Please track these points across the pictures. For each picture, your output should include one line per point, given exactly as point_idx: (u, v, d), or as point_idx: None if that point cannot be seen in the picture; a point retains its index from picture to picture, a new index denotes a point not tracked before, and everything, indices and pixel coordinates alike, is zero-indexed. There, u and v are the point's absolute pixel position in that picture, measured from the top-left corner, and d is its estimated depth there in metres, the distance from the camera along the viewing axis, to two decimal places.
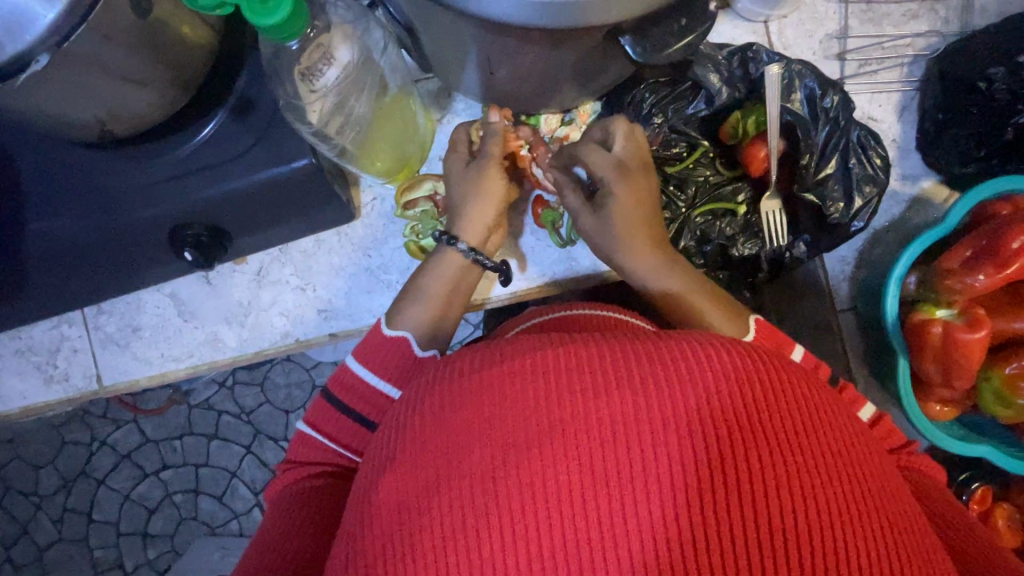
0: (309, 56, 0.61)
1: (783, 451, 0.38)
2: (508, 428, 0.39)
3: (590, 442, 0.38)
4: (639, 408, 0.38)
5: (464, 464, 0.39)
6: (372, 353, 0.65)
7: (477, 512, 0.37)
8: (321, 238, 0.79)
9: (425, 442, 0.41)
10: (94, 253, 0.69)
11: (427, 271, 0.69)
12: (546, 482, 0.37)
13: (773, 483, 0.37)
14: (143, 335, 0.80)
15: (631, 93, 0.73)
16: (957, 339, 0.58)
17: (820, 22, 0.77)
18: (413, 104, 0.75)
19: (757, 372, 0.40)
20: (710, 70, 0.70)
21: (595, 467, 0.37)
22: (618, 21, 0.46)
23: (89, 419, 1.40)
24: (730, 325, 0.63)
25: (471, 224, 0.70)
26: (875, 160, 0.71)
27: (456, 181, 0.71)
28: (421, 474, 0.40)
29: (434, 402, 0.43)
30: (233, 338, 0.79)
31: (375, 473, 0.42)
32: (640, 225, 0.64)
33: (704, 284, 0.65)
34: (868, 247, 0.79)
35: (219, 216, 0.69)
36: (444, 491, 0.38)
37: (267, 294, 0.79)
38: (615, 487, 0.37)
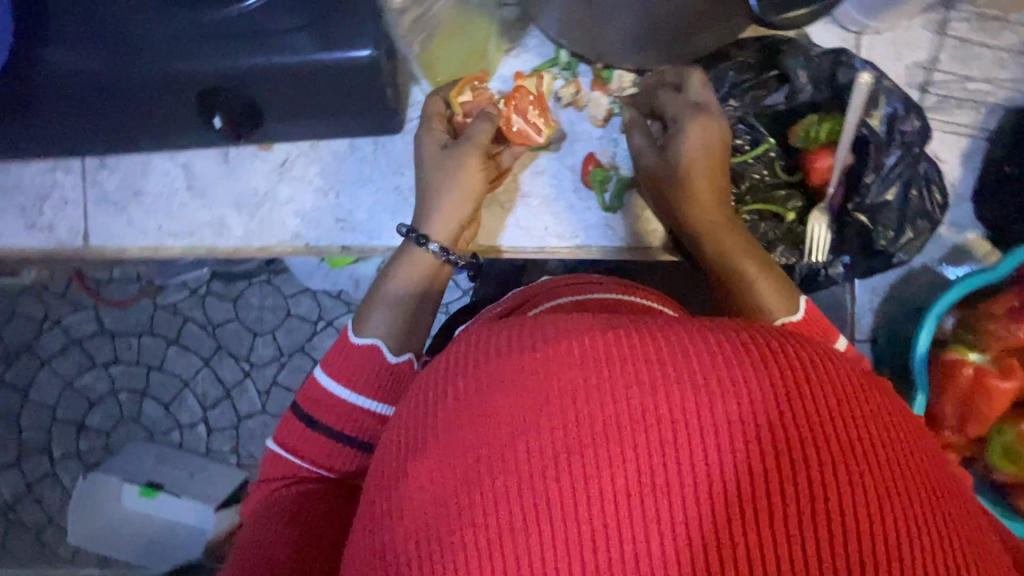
0: None
1: (872, 487, 0.31)
2: (559, 388, 0.33)
3: (646, 424, 0.32)
4: (707, 402, 0.32)
5: (497, 422, 0.33)
6: (339, 356, 0.60)
7: (511, 471, 0.32)
8: (356, 143, 0.74)
9: (472, 388, 0.35)
10: (111, 99, 0.63)
11: (396, 275, 0.64)
12: (595, 457, 0.32)
13: (845, 502, 0.30)
14: (144, 202, 0.74)
15: (714, 69, 0.70)
16: (986, 383, 0.60)
17: (911, 48, 0.75)
18: (487, 29, 0.71)
19: (854, 389, 0.33)
20: (800, 64, 0.68)
21: (643, 447, 0.32)
22: None
23: (48, 296, 1.33)
24: (778, 304, 0.58)
25: (434, 211, 0.65)
26: (935, 196, 0.71)
27: (428, 161, 0.66)
28: (459, 433, 0.34)
29: (465, 365, 0.36)
30: (239, 225, 0.74)
31: (408, 450, 0.35)
32: (703, 169, 0.62)
33: (764, 266, 0.60)
34: (900, 284, 0.78)
35: (258, 90, 0.64)
36: (484, 446, 0.33)
37: (285, 189, 0.74)
38: (656, 469, 0.32)
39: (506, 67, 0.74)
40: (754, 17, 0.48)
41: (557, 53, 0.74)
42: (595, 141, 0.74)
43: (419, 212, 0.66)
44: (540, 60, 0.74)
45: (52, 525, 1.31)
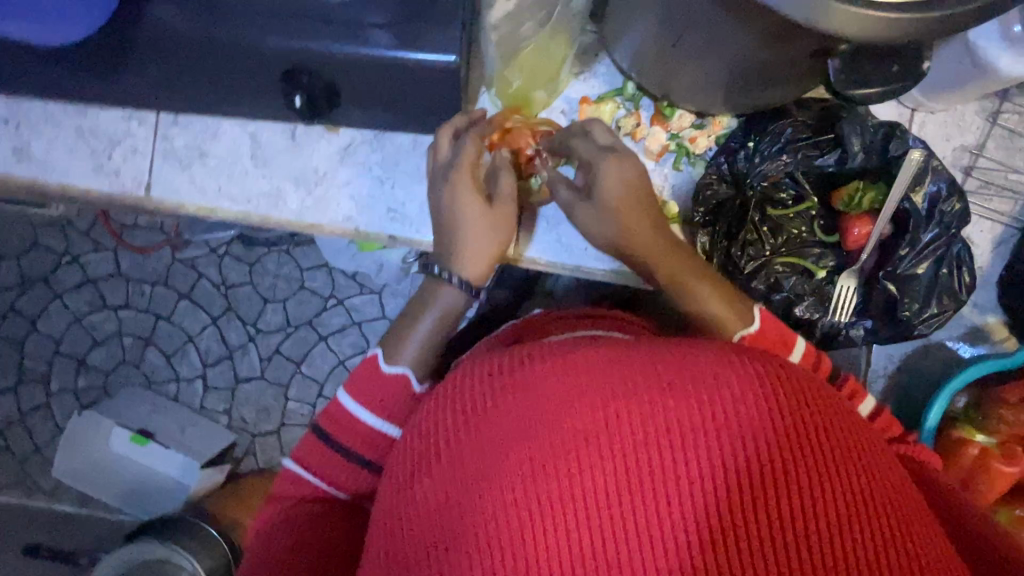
0: None
1: (820, 489, 0.38)
2: (581, 384, 0.41)
3: (644, 420, 0.40)
4: (693, 409, 0.40)
5: (522, 416, 0.41)
6: (357, 380, 0.64)
7: (536, 455, 0.40)
8: (418, 139, 0.78)
9: (508, 382, 0.44)
10: (200, 62, 0.66)
11: (424, 317, 0.66)
12: (607, 448, 0.40)
13: (794, 502, 0.38)
14: (208, 163, 0.77)
15: (773, 123, 0.72)
16: (992, 464, 0.65)
17: (961, 131, 0.78)
18: (564, 49, 0.73)
19: (813, 411, 0.41)
20: (855, 132, 0.70)
21: (641, 443, 0.40)
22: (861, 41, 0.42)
23: (71, 233, 1.34)
24: (735, 319, 0.61)
25: (468, 255, 0.65)
26: (964, 277, 0.73)
27: (465, 210, 0.64)
28: (499, 413, 0.43)
29: (489, 378, 0.45)
30: (295, 200, 0.77)
31: (448, 449, 0.44)
32: (630, 218, 0.61)
33: (717, 290, 0.62)
34: (915, 354, 0.80)
35: (339, 76, 0.66)
36: (519, 423, 0.41)
37: (344, 173, 0.77)
38: (650, 459, 0.39)
39: (574, 90, 0.77)
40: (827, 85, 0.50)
41: (623, 84, 0.76)
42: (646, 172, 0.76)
43: (447, 256, 0.66)
44: (605, 87, 0.77)
45: (38, 456, 1.33)
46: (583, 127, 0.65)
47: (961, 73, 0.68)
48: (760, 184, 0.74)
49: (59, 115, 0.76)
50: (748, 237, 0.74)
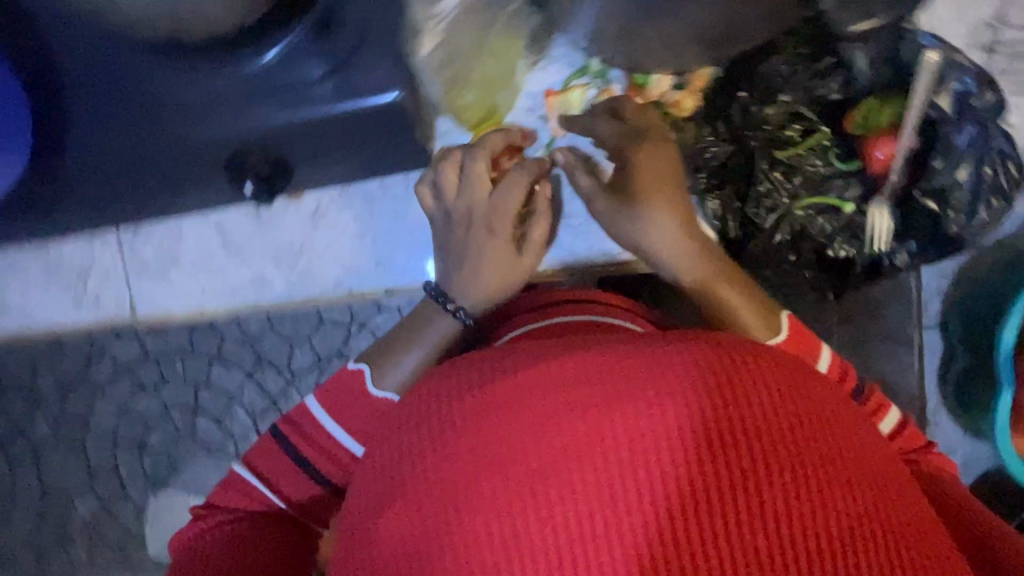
0: None
1: (810, 513, 0.29)
2: (515, 412, 0.32)
3: (580, 449, 0.30)
4: (640, 426, 0.30)
5: (457, 444, 0.32)
6: (335, 391, 0.54)
7: (470, 493, 0.30)
8: (386, 182, 0.71)
9: (445, 410, 0.34)
10: (143, 173, 0.61)
11: (417, 349, 0.56)
12: (578, 471, 0.30)
13: (813, 491, 0.29)
14: (183, 267, 0.73)
15: (763, 63, 0.65)
16: None
17: (975, 5, 0.68)
18: (518, 48, 0.66)
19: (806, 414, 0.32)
20: (857, 49, 0.64)
21: (616, 457, 0.30)
22: None
23: None
24: (761, 325, 0.55)
25: (484, 290, 0.57)
26: (1010, 170, 0.65)
27: (493, 243, 0.57)
28: (426, 451, 0.33)
29: (444, 395, 0.35)
30: (280, 280, 0.73)
31: (382, 494, 0.33)
32: (665, 183, 0.56)
33: (743, 288, 0.57)
34: (970, 263, 0.74)
35: (284, 146, 0.61)
36: (438, 464, 0.32)
37: (321, 238, 0.72)
38: (627, 475, 0.30)
39: (534, 83, 0.69)
40: None
41: (587, 61, 0.68)
42: None
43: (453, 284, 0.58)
44: (567, 70, 0.69)
45: None
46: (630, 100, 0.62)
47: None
48: (761, 130, 0.67)
49: (24, 260, 0.73)
50: (762, 189, 0.68)
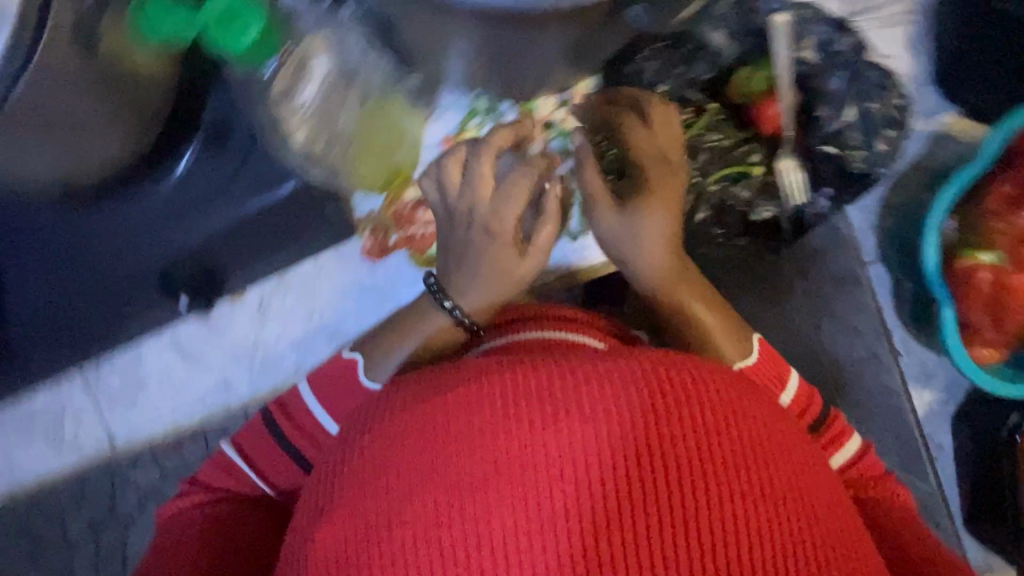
0: (284, 74, 0.58)
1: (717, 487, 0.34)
2: (463, 429, 0.35)
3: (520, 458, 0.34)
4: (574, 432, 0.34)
5: (406, 456, 0.35)
6: (327, 381, 0.55)
7: (414, 502, 0.34)
8: (320, 260, 0.73)
9: (393, 427, 0.38)
10: (94, 310, 0.66)
11: (405, 342, 0.55)
12: (519, 479, 0.33)
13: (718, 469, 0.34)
14: (150, 389, 0.75)
15: (629, 65, 0.67)
16: (1007, 284, 0.57)
17: None
18: (399, 107, 0.67)
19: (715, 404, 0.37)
20: (712, 28, 0.66)
21: (540, 479, 0.33)
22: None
23: None
24: (732, 349, 0.57)
25: (480, 301, 0.53)
26: (895, 100, 0.68)
27: (496, 249, 0.52)
28: (378, 456, 0.36)
29: (393, 412, 0.39)
30: (244, 378, 0.75)
31: (327, 498, 0.37)
32: (671, 199, 0.55)
33: (710, 304, 0.58)
34: (891, 193, 0.75)
35: (213, 253, 0.64)
36: (388, 473, 0.35)
37: (272, 328, 0.75)
38: (545, 492, 0.33)
39: (432, 134, 0.71)
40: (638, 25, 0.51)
41: (474, 103, 0.71)
42: None
43: (448, 282, 0.54)
44: (460, 114, 0.72)
45: None
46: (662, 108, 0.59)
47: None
48: None
49: None
50: None
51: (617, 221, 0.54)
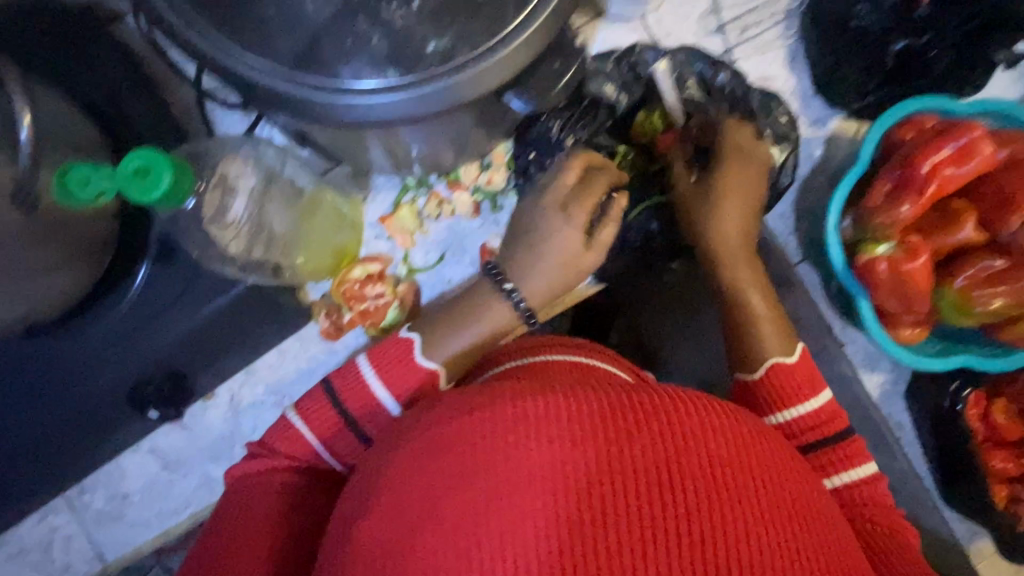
0: (212, 200, 0.56)
1: (703, 495, 0.37)
2: (467, 459, 0.37)
3: (517, 480, 0.36)
4: (565, 453, 0.37)
5: (420, 478, 0.37)
6: (388, 359, 0.61)
7: (423, 525, 0.36)
8: (283, 347, 0.76)
9: (409, 452, 0.39)
10: (68, 438, 0.69)
11: (469, 327, 0.62)
12: (517, 501, 0.35)
13: (701, 479, 0.37)
14: (133, 500, 0.76)
15: (537, 125, 0.73)
16: (902, 272, 0.60)
17: (692, 3, 0.79)
18: (330, 197, 0.71)
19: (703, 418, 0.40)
20: (604, 82, 0.73)
21: (536, 502, 0.35)
22: (488, 89, 0.49)
23: None
24: (776, 345, 0.62)
25: (540, 294, 0.62)
26: (783, 117, 0.74)
27: (559, 240, 0.61)
28: (403, 477, 0.38)
29: (408, 438, 0.41)
30: (224, 475, 0.77)
31: (358, 509, 0.40)
32: (740, 196, 0.66)
33: (764, 296, 0.66)
34: (802, 196, 0.79)
35: (174, 361, 0.67)
36: (406, 492, 0.38)
37: (246, 420, 0.77)
38: (536, 520, 0.35)
39: (370, 214, 0.76)
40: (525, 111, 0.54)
41: (404, 180, 0.76)
42: (478, 231, 0.77)
43: (511, 272, 0.63)
44: (393, 192, 0.77)
45: None
46: (732, 122, 0.69)
47: (617, 13, 0.78)
48: None
49: None
50: None
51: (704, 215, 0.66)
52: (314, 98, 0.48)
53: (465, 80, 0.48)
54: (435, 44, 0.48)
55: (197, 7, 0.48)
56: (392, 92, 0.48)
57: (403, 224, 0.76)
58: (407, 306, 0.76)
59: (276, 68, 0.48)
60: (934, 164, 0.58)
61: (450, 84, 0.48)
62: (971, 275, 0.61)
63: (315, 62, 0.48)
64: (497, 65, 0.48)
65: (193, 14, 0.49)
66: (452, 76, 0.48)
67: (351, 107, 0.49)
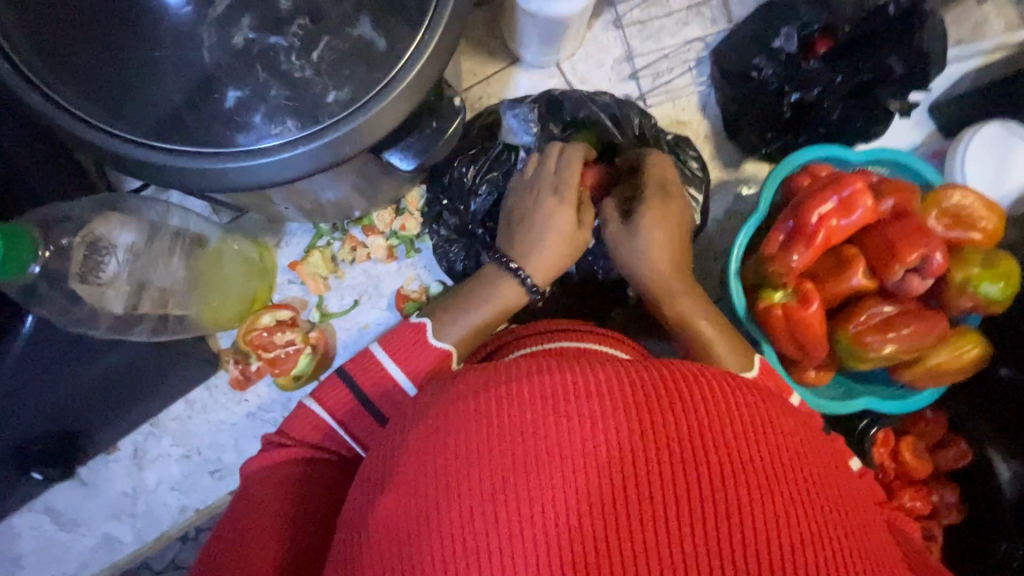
0: (79, 257, 0.54)
1: (732, 470, 0.33)
2: (469, 447, 0.35)
3: (521, 456, 0.34)
4: (571, 433, 0.34)
5: (423, 467, 0.35)
6: (400, 343, 0.58)
7: (425, 516, 0.34)
8: (191, 398, 0.74)
9: (409, 443, 0.37)
10: None
11: (480, 306, 0.61)
12: (527, 483, 0.33)
13: (729, 454, 0.34)
14: (26, 563, 0.72)
15: (449, 171, 0.74)
16: (796, 318, 0.61)
17: (605, 51, 0.81)
18: (235, 244, 0.70)
19: (725, 392, 0.37)
20: (516, 129, 0.73)
21: (550, 481, 0.33)
22: (359, 149, 0.48)
23: None
24: (735, 362, 0.59)
25: (547, 262, 0.63)
26: (692, 162, 0.75)
27: (558, 208, 0.63)
28: (405, 468, 0.36)
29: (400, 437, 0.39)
30: (126, 532, 0.73)
31: (364, 504, 0.37)
32: (667, 223, 0.62)
33: (717, 322, 0.62)
34: (717, 238, 0.80)
35: (62, 426, 0.63)
36: (404, 488, 0.35)
37: (150, 475, 0.74)
38: (540, 503, 0.33)
39: (282, 259, 0.76)
40: (412, 170, 0.53)
41: (318, 225, 0.76)
42: (394, 275, 0.76)
43: (516, 248, 0.63)
44: (308, 236, 0.77)
45: None
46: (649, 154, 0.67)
47: (532, 60, 0.78)
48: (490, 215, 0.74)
49: None
50: None
51: (630, 244, 0.62)
52: (203, 167, 0.47)
53: (344, 137, 0.47)
54: (336, 95, 0.47)
55: (58, 67, 0.47)
56: (280, 151, 0.47)
57: (315, 271, 0.76)
58: (319, 353, 0.75)
59: (164, 140, 0.47)
60: (821, 215, 0.60)
61: (328, 141, 0.47)
62: (865, 321, 0.62)
63: (197, 124, 0.47)
64: (376, 120, 0.47)
65: (52, 76, 0.47)
66: (328, 136, 0.47)
67: (248, 169, 0.47)
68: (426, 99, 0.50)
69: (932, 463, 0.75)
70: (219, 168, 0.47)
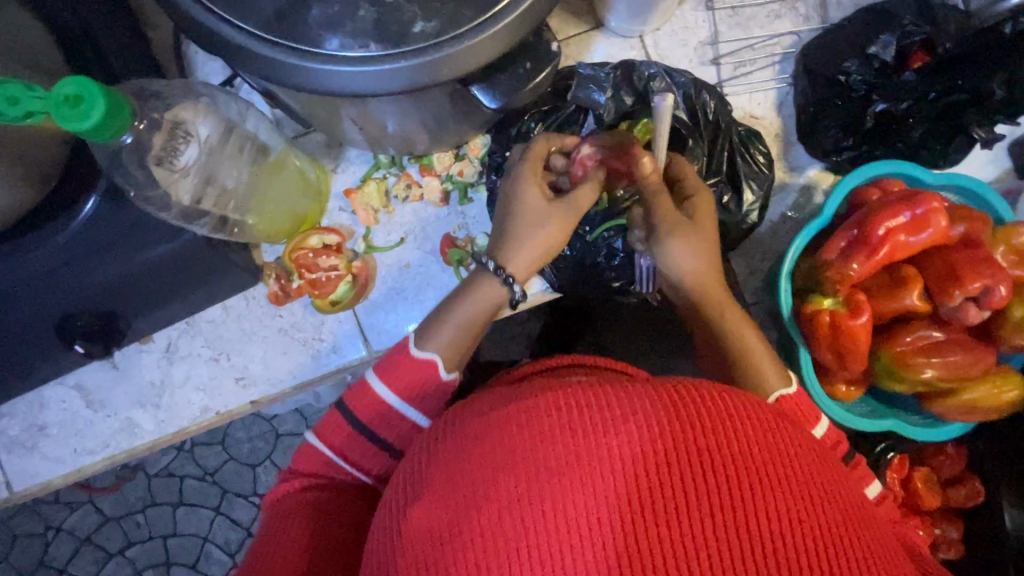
0: (162, 138, 0.55)
1: (757, 498, 0.34)
2: (503, 444, 0.36)
3: (555, 459, 0.35)
4: (601, 443, 0.35)
5: (458, 466, 0.37)
6: (391, 361, 0.59)
7: (463, 508, 0.35)
8: (228, 304, 0.76)
9: (444, 450, 0.39)
10: None
11: (460, 314, 0.61)
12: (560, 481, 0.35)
13: (756, 483, 0.35)
14: (51, 433, 0.75)
15: (516, 126, 0.73)
16: (844, 327, 0.60)
17: (691, 31, 0.79)
18: (297, 159, 0.70)
19: (751, 418, 0.37)
20: (591, 89, 0.72)
21: (582, 483, 0.34)
22: (455, 76, 0.48)
23: (43, 507, 1.09)
24: (776, 377, 0.58)
25: (527, 264, 0.61)
26: (759, 156, 0.73)
27: (530, 198, 0.60)
28: (443, 468, 0.38)
29: (436, 441, 0.41)
30: (148, 422, 0.75)
31: (401, 500, 0.39)
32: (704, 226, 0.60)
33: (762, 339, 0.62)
34: (769, 239, 0.79)
35: (108, 305, 0.65)
36: (439, 484, 0.37)
37: (179, 370, 0.76)
38: (573, 506, 0.34)
39: (338, 184, 0.77)
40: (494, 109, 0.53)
41: (377, 157, 0.76)
42: (442, 220, 0.77)
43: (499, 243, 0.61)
44: (365, 167, 0.77)
45: None
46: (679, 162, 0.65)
47: (617, 27, 0.77)
48: None
49: None
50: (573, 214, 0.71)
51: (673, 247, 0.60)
52: (304, 68, 0.47)
53: (445, 60, 0.47)
54: (422, 26, 0.47)
55: None
56: (377, 64, 0.47)
57: (368, 201, 0.76)
58: (359, 283, 0.75)
59: (265, 33, 0.47)
60: (889, 228, 0.59)
61: (429, 62, 0.47)
62: (913, 341, 0.61)
63: (298, 24, 0.47)
64: (477, 47, 0.47)
65: None
66: (433, 54, 0.47)
67: (341, 78, 0.47)
68: (524, 39, 0.50)
69: (941, 497, 0.75)
70: (313, 75, 0.47)
